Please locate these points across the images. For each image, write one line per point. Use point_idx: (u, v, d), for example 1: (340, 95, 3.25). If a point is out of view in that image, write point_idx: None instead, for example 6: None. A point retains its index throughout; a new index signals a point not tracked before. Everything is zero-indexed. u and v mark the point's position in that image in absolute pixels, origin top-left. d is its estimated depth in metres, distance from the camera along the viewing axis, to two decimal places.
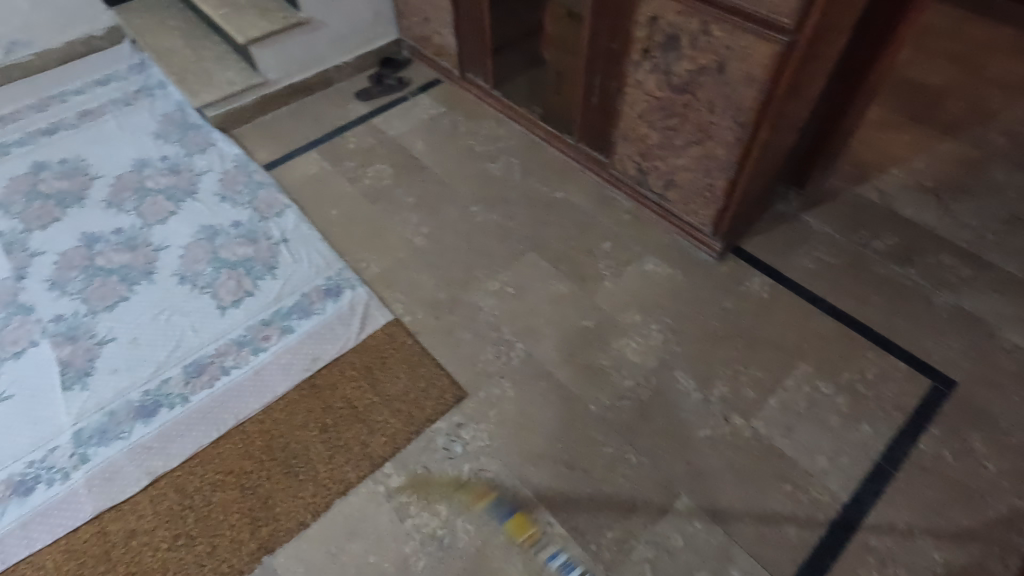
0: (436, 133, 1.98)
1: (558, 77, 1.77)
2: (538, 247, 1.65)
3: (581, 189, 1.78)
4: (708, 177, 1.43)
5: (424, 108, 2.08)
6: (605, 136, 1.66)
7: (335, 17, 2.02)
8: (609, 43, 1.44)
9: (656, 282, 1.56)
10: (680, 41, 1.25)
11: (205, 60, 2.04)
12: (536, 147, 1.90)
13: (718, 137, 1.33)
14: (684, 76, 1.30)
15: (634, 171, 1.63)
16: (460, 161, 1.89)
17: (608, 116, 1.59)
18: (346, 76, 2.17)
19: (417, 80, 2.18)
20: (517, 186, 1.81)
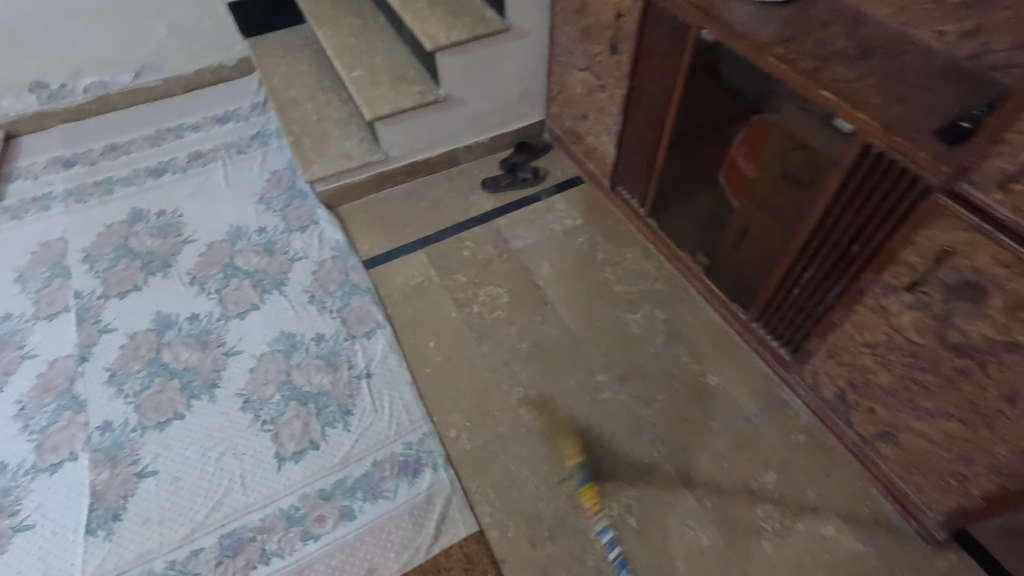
0: (568, 254, 1.63)
1: (740, 231, 1.37)
2: (676, 458, 1.26)
3: (742, 379, 1.37)
4: (962, 464, 0.97)
5: (559, 215, 1.73)
6: (798, 333, 1.23)
7: (476, 95, 1.72)
8: (848, 243, 1.02)
9: (837, 562, 1.12)
10: (988, 298, 0.81)
11: (326, 120, 1.81)
12: (689, 303, 1.50)
13: (1007, 433, 0.88)
14: (974, 338, 0.86)
15: (831, 392, 1.20)
16: (592, 300, 1.53)
17: (813, 318, 1.16)
18: (475, 157, 1.88)
19: (555, 176, 1.84)
20: (659, 355, 1.42)
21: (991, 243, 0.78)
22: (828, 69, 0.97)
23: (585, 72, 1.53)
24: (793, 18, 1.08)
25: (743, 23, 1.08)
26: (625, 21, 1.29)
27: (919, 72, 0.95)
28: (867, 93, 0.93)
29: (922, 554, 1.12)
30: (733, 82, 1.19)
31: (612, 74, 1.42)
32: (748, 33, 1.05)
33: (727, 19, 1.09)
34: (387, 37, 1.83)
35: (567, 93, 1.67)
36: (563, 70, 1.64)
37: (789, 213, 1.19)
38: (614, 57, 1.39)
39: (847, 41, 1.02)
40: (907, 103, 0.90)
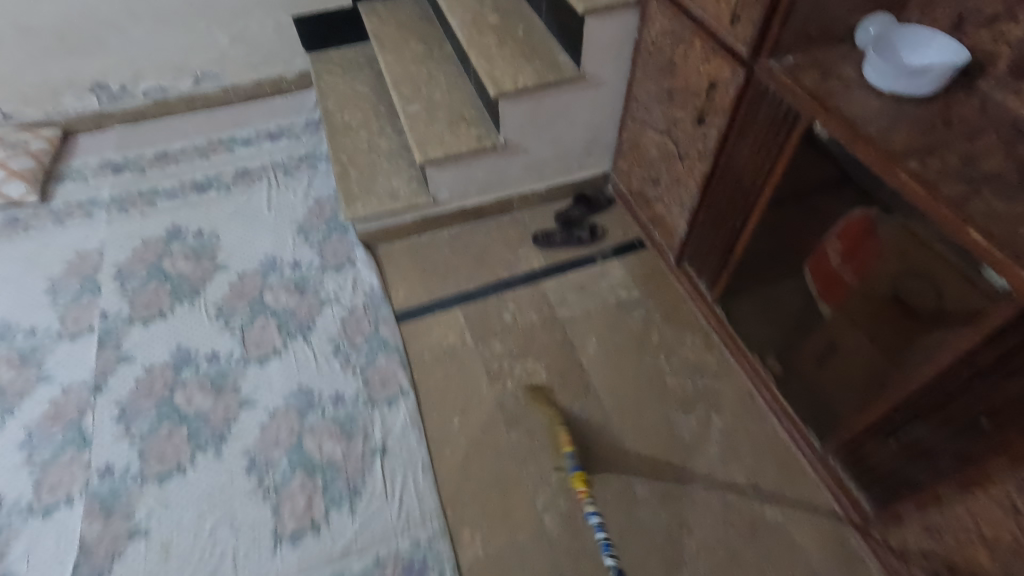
0: (618, 331, 1.47)
1: (826, 345, 1.17)
2: None
3: (808, 519, 1.17)
4: None
5: (613, 284, 1.57)
6: (888, 488, 1.03)
7: (538, 143, 1.57)
8: (974, 414, 0.82)
9: None
10: None
11: (377, 152, 1.70)
12: (752, 411, 1.31)
13: None
14: None
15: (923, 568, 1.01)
16: (640, 391, 1.36)
17: (912, 481, 0.97)
18: (529, 205, 1.73)
19: (614, 236, 1.68)
20: (711, 471, 1.24)
21: None
22: (979, 199, 0.77)
23: (663, 136, 1.36)
24: (934, 120, 0.88)
25: (868, 121, 0.89)
26: (718, 93, 1.12)
27: None
28: None
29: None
30: (847, 179, 1.00)
31: (694, 145, 1.25)
32: (874, 136, 0.86)
33: (849, 114, 0.90)
34: (450, 68, 1.71)
35: (639, 151, 1.50)
36: (638, 126, 1.47)
37: (895, 345, 0.99)
38: (699, 128, 1.21)
39: (1005, 161, 0.82)
40: None
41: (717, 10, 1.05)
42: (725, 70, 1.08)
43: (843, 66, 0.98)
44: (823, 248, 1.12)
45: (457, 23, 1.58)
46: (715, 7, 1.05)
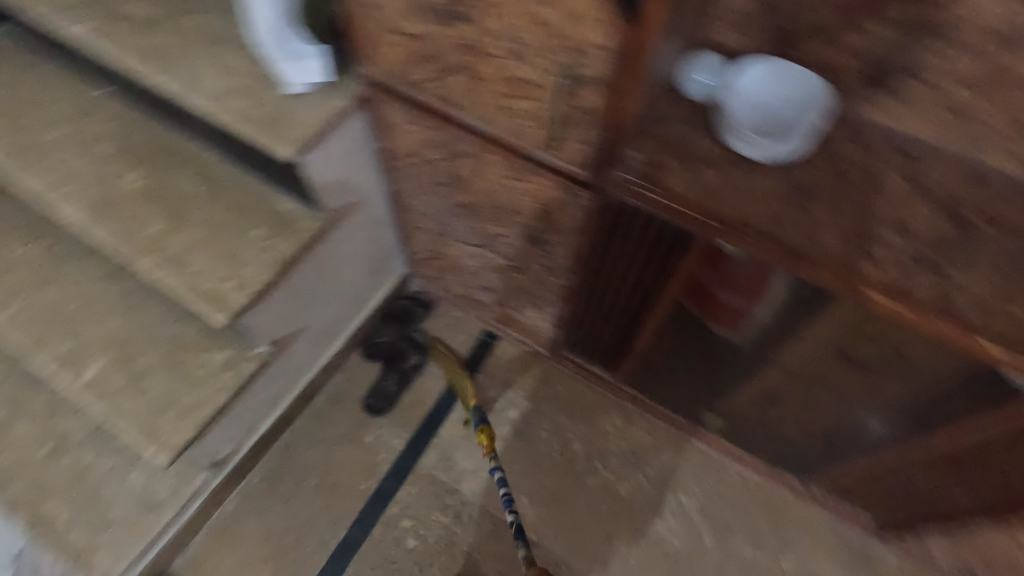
0: (540, 469, 1.19)
1: (753, 420, 1.08)
2: None
3: (820, 546, 1.11)
4: None
5: (495, 409, 1.25)
6: (893, 517, 1.02)
7: (313, 312, 1.10)
8: (945, 511, 0.90)
9: None
10: None
11: (73, 445, 1.04)
12: (714, 469, 1.18)
13: None
14: None
15: (951, 560, 1.00)
16: (606, 527, 1.14)
17: (923, 514, 0.94)
18: (336, 369, 1.28)
19: (459, 345, 1.32)
20: (722, 569, 1.10)
21: None
22: (958, 290, 0.63)
23: (480, 249, 1.01)
24: (837, 180, 0.69)
25: (786, 222, 0.67)
26: (553, 214, 0.80)
27: None
28: None
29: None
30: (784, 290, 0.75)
31: (537, 263, 0.94)
32: (808, 246, 0.66)
33: (759, 224, 0.67)
34: (110, 265, 1.07)
35: (447, 260, 1.13)
36: (430, 236, 1.09)
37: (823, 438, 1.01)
38: (537, 247, 0.89)
39: (932, 209, 0.67)
40: None
41: (512, 125, 0.70)
42: (557, 192, 0.75)
43: (698, 137, 0.73)
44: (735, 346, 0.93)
45: (80, 214, 0.95)
46: (508, 120, 0.70)
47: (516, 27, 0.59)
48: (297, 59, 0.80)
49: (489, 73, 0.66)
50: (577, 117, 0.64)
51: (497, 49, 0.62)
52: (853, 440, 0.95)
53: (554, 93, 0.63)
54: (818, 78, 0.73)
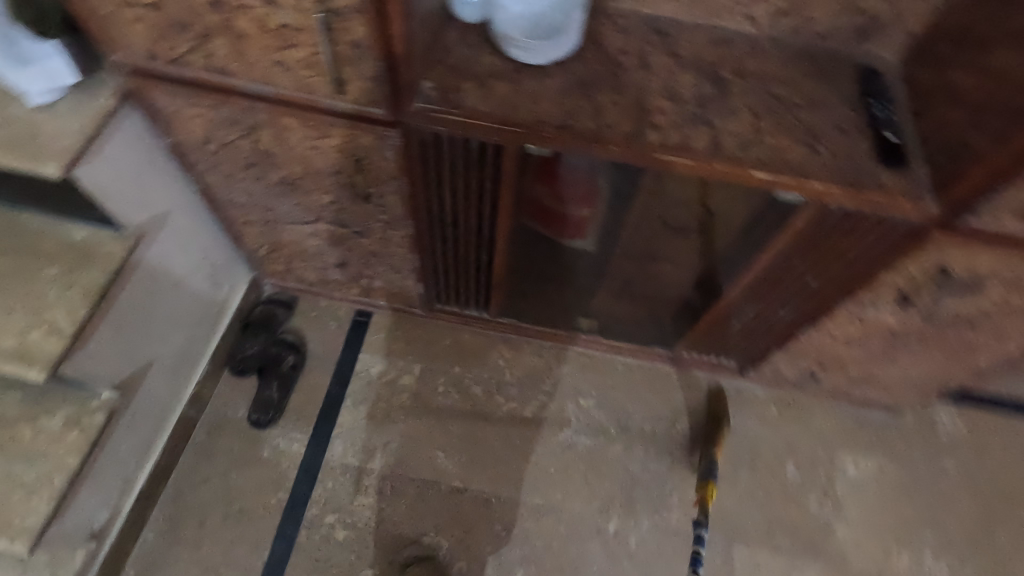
0: (447, 420, 1.21)
1: (618, 308, 1.19)
2: (736, 535, 1.15)
3: (703, 401, 1.26)
4: (943, 376, 1.07)
5: (388, 380, 1.24)
6: (748, 354, 1.18)
7: (155, 341, 1.01)
8: (782, 334, 1.06)
9: (880, 488, 1.21)
10: (985, 289, 0.81)
11: None
12: (600, 366, 1.28)
13: (989, 352, 0.96)
14: (963, 314, 0.87)
15: (798, 373, 1.19)
16: (522, 449, 1.19)
17: (768, 342, 1.10)
18: (209, 395, 1.19)
19: (333, 331, 1.28)
20: (631, 450, 1.20)
21: (983, 255, 0.75)
22: (723, 134, 0.74)
23: (317, 223, 0.98)
24: (610, 67, 0.78)
25: (578, 112, 0.74)
26: (371, 163, 0.80)
27: (786, 82, 0.79)
28: (783, 145, 0.74)
29: (919, 426, 1.27)
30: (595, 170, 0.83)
31: (376, 220, 0.94)
32: (598, 129, 0.73)
33: (556, 121, 0.73)
34: None
35: (289, 247, 1.09)
36: (263, 227, 1.04)
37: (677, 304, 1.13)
38: (369, 203, 0.89)
39: (689, 72, 0.79)
40: (825, 137, 0.75)
41: (296, 79, 0.69)
42: (364, 138, 0.76)
43: (482, 54, 0.77)
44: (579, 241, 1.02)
45: None
46: (290, 76, 0.69)
47: None
48: (28, 63, 0.71)
49: (250, 28, 0.64)
50: (353, 54, 0.64)
51: (248, 0, 0.60)
52: (702, 300, 1.08)
53: (320, 34, 0.62)
54: None
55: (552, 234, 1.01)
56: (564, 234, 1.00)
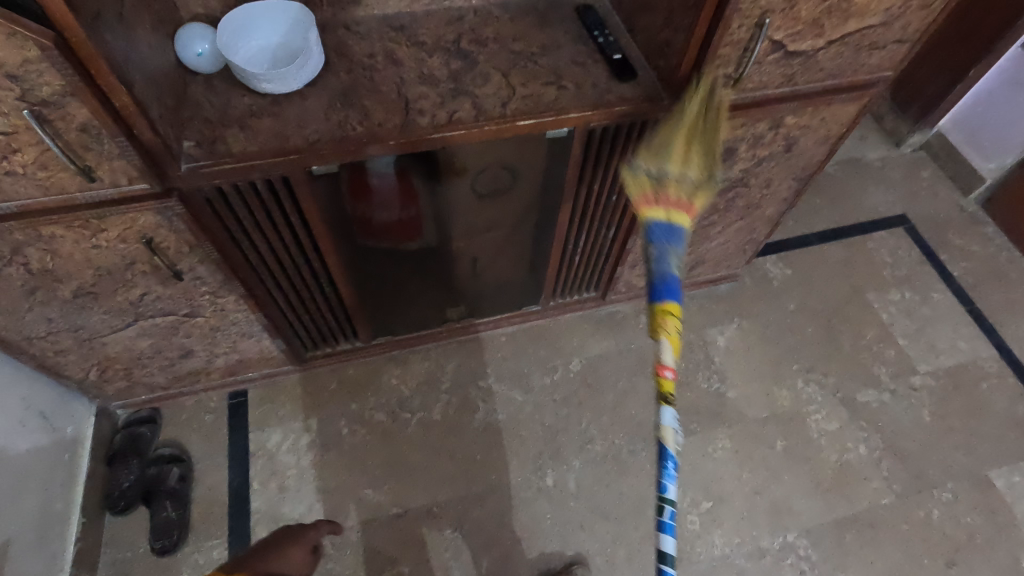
0: (362, 457, 1.19)
1: (477, 287, 1.24)
2: (653, 436, 1.26)
3: (585, 336, 1.36)
4: (749, 234, 1.25)
5: (289, 446, 1.19)
6: (601, 279, 1.29)
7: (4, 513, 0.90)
8: (618, 249, 1.18)
9: (746, 345, 1.39)
10: (737, 151, 0.96)
11: None
12: (486, 346, 1.33)
13: (769, 200, 1.14)
14: (734, 177, 1.03)
15: (647, 279, 1.32)
16: (444, 449, 1.21)
17: (611, 261, 1.22)
18: (97, 547, 1.07)
19: (212, 424, 1.20)
20: (540, 406, 1.27)
21: (721, 124, 0.89)
22: (483, 98, 0.81)
23: (139, 321, 0.92)
24: (363, 72, 0.81)
25: (347, 122, 0.77)
26: (164, 240, 0.77)
27: (520, 38, 0.87)
28: (534, 91, 0.83)
29: (755, 282, 1.48)
30: (391, 171, 0.87)
31: (200, 294, 0.90)
32: (370, 130, 0.77)
33: (327, 136, 0.76)
34: None
35: (122, 358, 1.01)
36: (80, 350, 0.95)
37: (526, 263, 1.21)
38: (183, 281, 0.85)
39: (436, 55, 0.84)
40: (565, 73, 0.85)
41: (37, 184, 0.65)
42: (142, 217, 0.72)
43: (234, 98, 0.77)
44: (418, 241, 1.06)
45: None
46: (28, 183, 0.64)
47: None
48: None
49: None
50: (86, 139, 0.62)
51: None
52: (542, 250, 1.16)
53: (40, 129, 0.59)
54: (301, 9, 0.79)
55: (393, 243, 1.03)
56: (405, 237, 1.03)
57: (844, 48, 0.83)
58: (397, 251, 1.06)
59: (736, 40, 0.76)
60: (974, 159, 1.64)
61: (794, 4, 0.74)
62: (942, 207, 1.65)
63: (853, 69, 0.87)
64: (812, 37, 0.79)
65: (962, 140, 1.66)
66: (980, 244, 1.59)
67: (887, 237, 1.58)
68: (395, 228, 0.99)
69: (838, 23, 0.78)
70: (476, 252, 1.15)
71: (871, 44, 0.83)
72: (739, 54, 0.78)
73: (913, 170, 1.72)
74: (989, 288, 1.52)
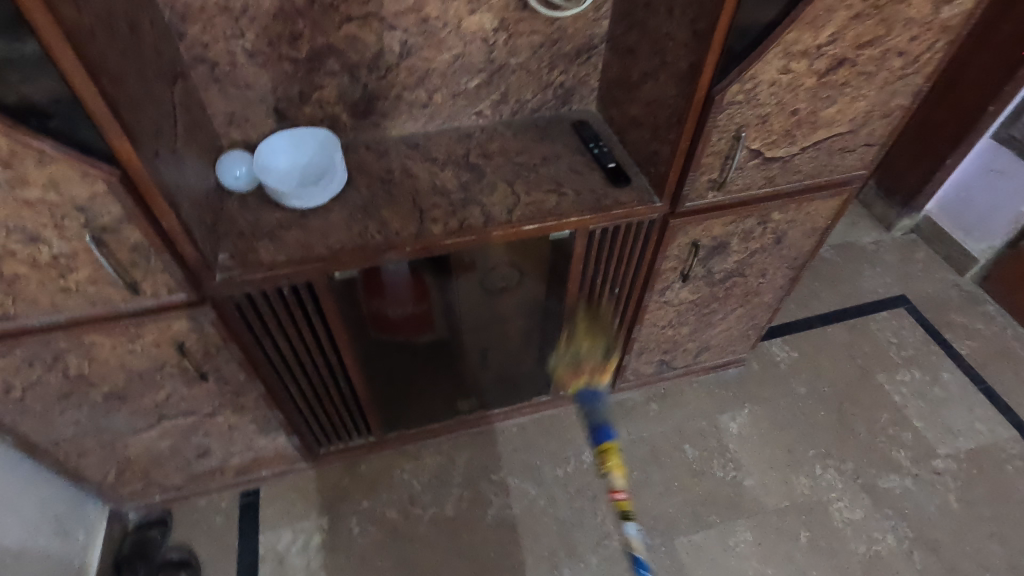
0: (373, 558, 1.17)
1: (487, 379, 1.27)
2: (671, 530, 1.23)
3: (596, 424, 1.36)
4: (751, 321, 1.29)
5: (299, 548, 1.17)
6: (609, 367, 1.32)
7: None
8: (624, 338, 1.21)
9: (759, 431, 1.38)
10: (729, 245, 1.02)
11: None
12: (497, 437, 1.33)
13: (766, 288, 1.19)
14: (730, 268, 1.08)
15: (654, 366, 1.34)
16: (457, 548, 1.18)
17: (618, 349, 1.25)
18: None
19: (223, 525, 1.19)
20: (554, 500, 1.25)
21: (712, 221, 0.96)
22: (490, 206, 0.89)
23: (162, 422, 0.95)
24: (382, 186, 0.90)
25: (366, 231, 0.84)
26: (194, 344, 0.82)
27: (522, 151, 0.97)
28: (537, 198, 0.91)
29: (762, 366, 1.50)
30: (405, 274, 0.94)
31: (222, 394, 0.94)
32: (387, 237, 0.84)
33: (349, 245, 0.83)
34: None
35: (141, 458, 1.03)
36: (103, 451, 0.97)
37: (534, 353, 1.25)
38: (208, 381, 0.90)
39: (448, 169, 0.94)
40: (564, 181, 0.93)
41: (86, 297, 0.71)
42: (177, 324, 0.78)
43: (266, 213, 0.85)
44: (429, 333, 1.11)
45: None
46: (78, 296, 0.71)
47: (14, 218, 0.61)
48: None
49: (21, 268, 0.66)
50: (135, 257, 0.69)
51: (13, 244, 0.63)
52: (550, 341, 1.20)
53: (96, 249, 0.66)
54: (329, 135, 0.90)
55: (406, 338, 1.08)
56: (416, 333, 1.08)
57: (818, 152, 0.91)
58: (409, 345, 1.11)
59: (717, 150, 0.85)
60: (964, 241, 1.70)
61: (766, 118, 0.83)
62: (939, 287, 1.70)
63: (829, 170, 0.95)
64: (786, 144, 0.88)
65: (949, 224, 1.73)
66: (983, 322, 1.61)
67: (889, 318, 1.61)
68: (409, 321, 1.05)
69: (808, 132, 0.87)
70: (486, 344, 1.19)
71: (842, 148, 0.92)
72: (721, 161, 0.87)
73: (907, 253, 1.78)
74: (998, 366, 1.52)
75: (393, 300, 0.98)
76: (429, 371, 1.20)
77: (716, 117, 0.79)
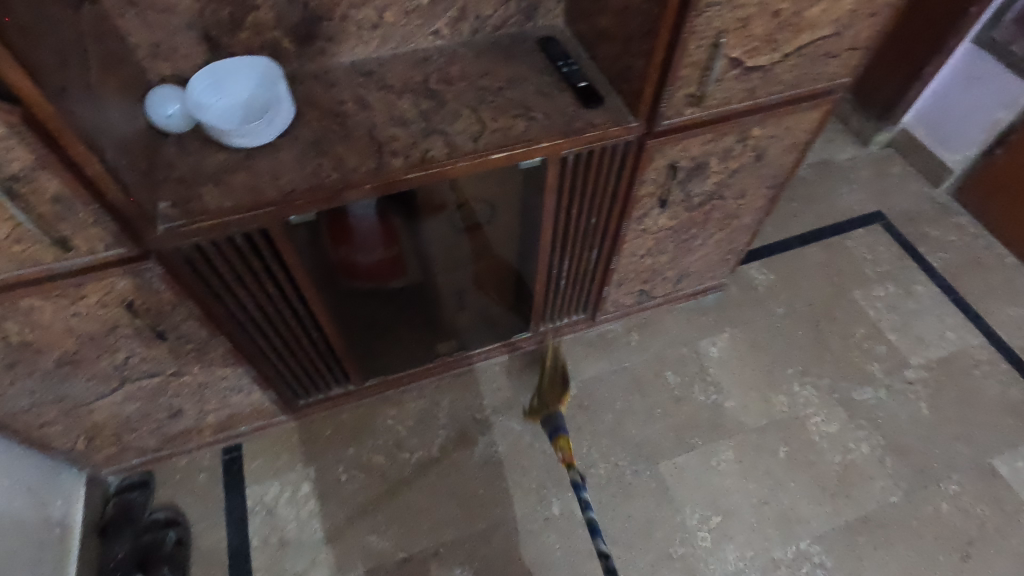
0: (362, 503, 1.17)
1: (465, 319, 1.24)
2: (656, 455, 1.25)
3: (578, 358, 1.36)
4: (730, 245, 1.26)
5: (287, 499, 1.17)
6: (588, 300, 1.30)
7: None
8: (603, 270, 1.18)
9: (739, 353, 1.39)
10: (709, 165, 0.98)
11: None
12: (479, 377, 1.32)
13: (746, 210, 1.16)
14: (709, 190, 1.04)
15: (634, 296, 1.33)
16: (445, 487, 1.19)
17: (597, 282, 1.22)
18: None
19: (207, 482, 1.18)
20: (539, 434, 1.26)
21: (690, 141, 0.91)
22: (454, 136, 0.82)
23: (125, 385, 0.91)
24: (334, 120, 0.82)
25: (321, 169, 0.78)
26: (146, 302, 0.77)
27: (486, 74, 0.89)
28: (504, 125, 0.84)
29: (742, 290, 1.49)
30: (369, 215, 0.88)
31: (186, 352, 0.89)
32: (345, 175, 0.77)
33: (302, 185, 0.76)
34: None
35: (110, 423, 0.99)
36: (67, 419, 0.93)
37: (512, 290, 1.22)
38: (168, 340, 0.85)
39: (405, 97, 0.86)
40: (533, 104, 0.86)
41: (13, 257, 0.65)
42: (122, 281, 0.72)
43: (208, 155, 0.77)
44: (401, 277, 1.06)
45: None
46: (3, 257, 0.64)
47: None
48: None
49: None
50: (59, 210, 0.62)
51: None
52: (526, 277, 1.17)
53: (12, 202, 0.59)
54: (274, 66, 0.81)
55: (375, 283, 1.03)
56: (387, 278, 1.03)
57: (800, 60, 0.85)
58: (382, 291, 1.06)
59: (694, 60, 0.79)
60: (940, 153, 1.68)
61: (747, 21, 0.76)
62: (915, 201, 1.69)
63: (811, 78, 0.90)
64: (767, 52, 0.82)
65: (925, 136, 1.70)
66: (956, 234, 1.62)
67: (864, 234, 1.61)
68: (378, 267, 1.00)
69: (791, 37, 0.81)
70: (462, 284, 1.16)
71: (825, 53, 0.86)
72: (698, 73, 0.81)
73: (883, 168, 1.76)
74: (969, 276, 1.55)
75: (359, 244, 0.93)
76: (404, 315, 1.17)
77: (693, 23, 0.73)
